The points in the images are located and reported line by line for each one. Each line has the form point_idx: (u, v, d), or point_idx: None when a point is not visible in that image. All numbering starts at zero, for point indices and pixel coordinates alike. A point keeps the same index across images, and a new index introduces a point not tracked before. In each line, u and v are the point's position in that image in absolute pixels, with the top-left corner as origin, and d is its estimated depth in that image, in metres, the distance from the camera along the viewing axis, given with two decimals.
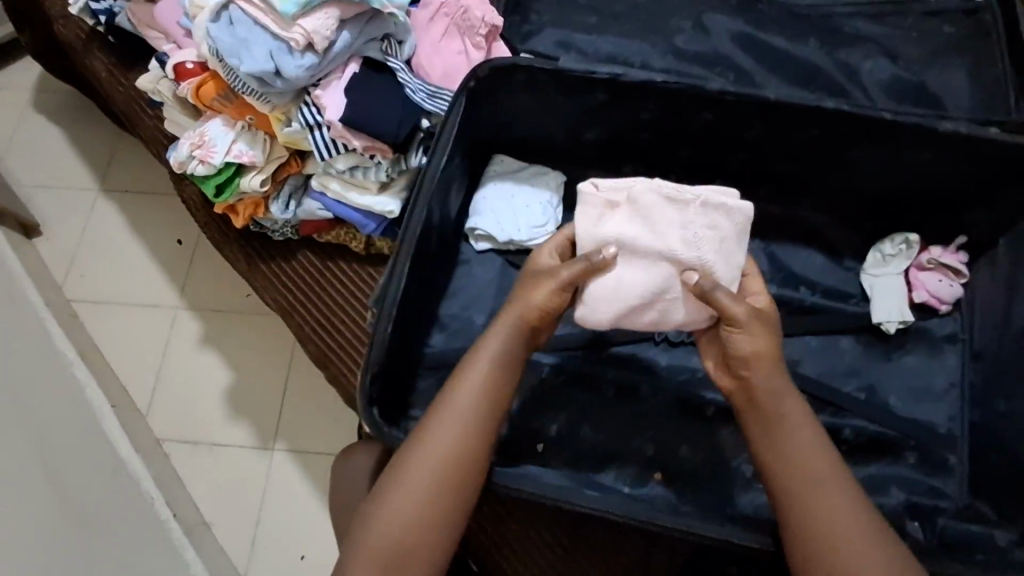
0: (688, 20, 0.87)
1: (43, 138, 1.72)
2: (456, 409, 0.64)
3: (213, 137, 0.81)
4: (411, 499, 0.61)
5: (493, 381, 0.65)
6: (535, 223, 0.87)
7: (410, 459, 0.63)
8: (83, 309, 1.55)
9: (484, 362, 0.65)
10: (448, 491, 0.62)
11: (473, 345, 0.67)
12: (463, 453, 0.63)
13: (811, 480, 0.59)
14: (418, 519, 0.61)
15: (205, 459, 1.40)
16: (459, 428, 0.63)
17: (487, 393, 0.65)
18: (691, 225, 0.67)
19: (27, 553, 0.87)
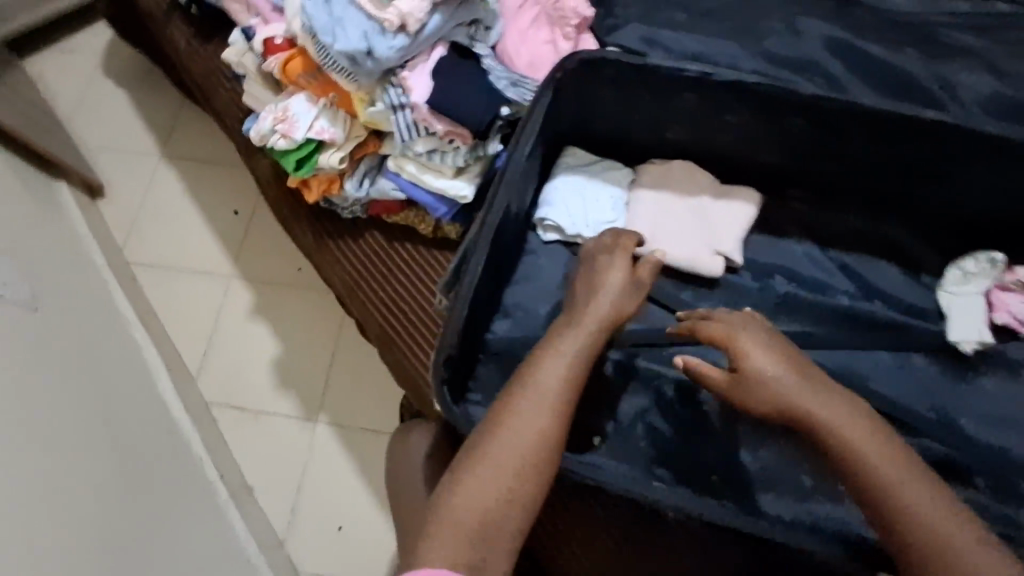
0: (781, 22, 0.86)
1: (110, 102, 1.76)
2: (548, 378, 0.68)
3: (295, 113, 0.82)
4: (505, 466, 0.63)
5: (577, 357, 0.70)
6: (604, 218, 0.87)
7: (501, 425, 0.65)
8: (141, 272, 1.59)
9: (574, 338, 0.71)
10: (536, 461, 0.64)
11: (562, 326, 0.73)
12: (554, 419, 0.66)
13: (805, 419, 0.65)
14: (510, 485, 0.63)
15: (251, 427, 1.43)
16: (551, 393, 0.67)
17: (575, 371, 0.69)
18: (713, 205, 0.87)
19: (76, 513, 0.91)
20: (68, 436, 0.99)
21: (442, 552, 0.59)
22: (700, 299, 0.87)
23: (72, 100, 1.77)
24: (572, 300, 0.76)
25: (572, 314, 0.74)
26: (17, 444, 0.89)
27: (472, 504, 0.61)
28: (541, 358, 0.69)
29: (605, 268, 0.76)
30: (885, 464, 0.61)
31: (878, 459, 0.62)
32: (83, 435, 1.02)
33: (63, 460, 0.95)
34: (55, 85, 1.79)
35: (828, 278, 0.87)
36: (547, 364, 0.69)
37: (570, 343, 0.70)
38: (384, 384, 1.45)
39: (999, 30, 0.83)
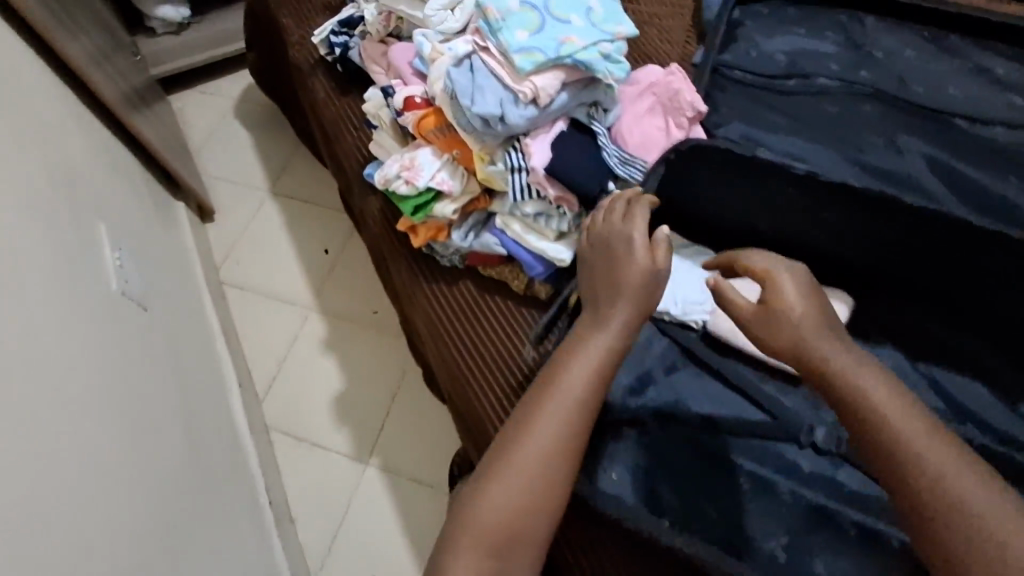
0: (881, 138, 0.90)
1: (235, 139, 1.96)
2: (568, 386, 0.71)
3: (421, 163, 0.90)
4: (529, 464, 0.68)
5: (599, 356, 0.73)
6: (693, 300, 0.89)
7: (522, 434, 0.70)
8: (232, 292, 1.69)
9: (593, 342, 0.74)
10: (559, 459, 0.69)
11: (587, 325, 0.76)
12: (570, 425, 0.70)
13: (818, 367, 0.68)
14: (533, 480, 0.68)
15: (303, 457, 1.46)
16: (569, 402, 0.71)
17: (597, 370, 0.73)
18: None
19: (140, 506, 0.94)
20: (148, 431, 1.04)
21: (473, 543, 0.65)
22: (783, 394, 0.87)
23: (203, 134, 1.98)
24: (596, 296, 0.77)
25: (590, 321, 0.76)
26: (105, 431, 0.94)
27: (497, 498, 0.67)
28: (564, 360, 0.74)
29: (625, 260, 0.76)
30: (904, 421, 0.63)
31: (891, 410, 0.63)
32: (161, 431, 1.08)
33: (142, 449, 1.01)
34: (193, 119, 2.01)
35: (916, 392, 0.85)
36: (569, 366, 0.73)
37: (590, 349, 0.73)
38: (435, 438, 1.46)
39: None
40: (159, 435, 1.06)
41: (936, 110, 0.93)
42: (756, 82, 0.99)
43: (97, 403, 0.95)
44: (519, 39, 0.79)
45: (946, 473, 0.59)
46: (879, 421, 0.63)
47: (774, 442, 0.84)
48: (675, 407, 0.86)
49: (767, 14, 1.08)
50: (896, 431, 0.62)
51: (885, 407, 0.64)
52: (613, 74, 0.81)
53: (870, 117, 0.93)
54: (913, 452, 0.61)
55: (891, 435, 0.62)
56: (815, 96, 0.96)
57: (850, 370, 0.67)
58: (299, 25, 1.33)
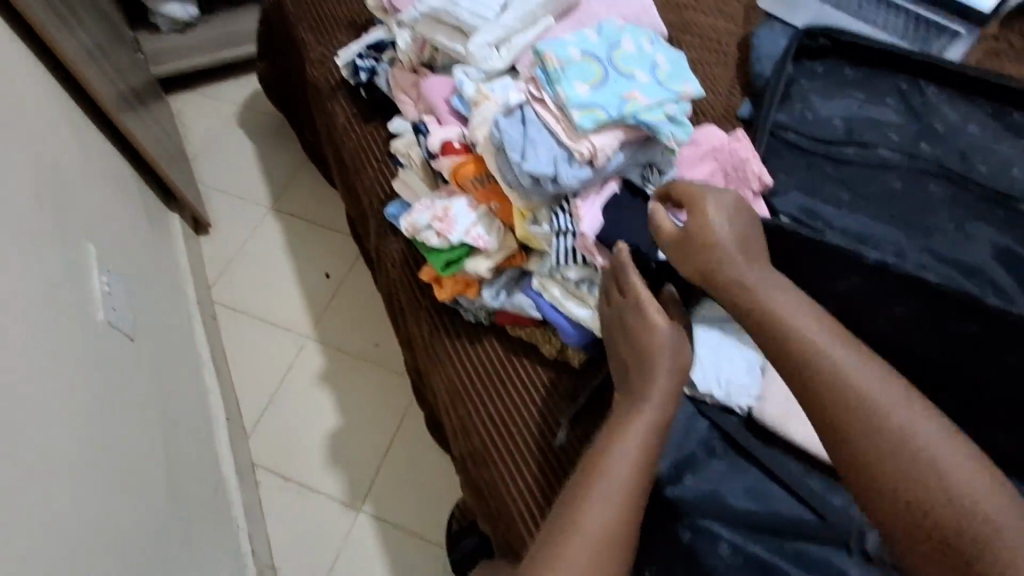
0: (951, 222, 0.86)
1: (236, 148, 1.86)
2: (614, 464, 0.63)
3: (456, 214, 0.82)
4: (580, 561, 0.58)
5: (648, 434, 0.64)
6: (737, 381, 0.83)
7: (571, 515, 0.60)
8: (223, 312, 1.60)
9: (638, 418, 0.65)
10: (613, 553, 0.59)
11: (630, 398, 0.67)
12: (622, 507, 0.61)
13: (823, 368, 0.60)
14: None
15: (290, 500, 1.36)
16: (618, 482, 0.62)
17: (648, 452, 0.64)
18: None
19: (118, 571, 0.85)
20: (131, 480, 0.95)
21: None
22: (830, 491, 0.78)
23: (203, 141, 1.88)
24: (625, 364, 0.71)
25: (627, 399, 0.68)
26: (86, 486, 0.85)
27: None
28: (612, 439, 0.64)
29: (644, 330, 0.68)
30: (852, 364, 0.59)
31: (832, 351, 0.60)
32: (145, 481, 0.98)
33: (125, 506, 0.91)
34: (192, 124, 1.91)
35: None
36: (617, 447, 0.64)
37: (638, 426, 0.64)
38: (432, 488, 1.36)
39: None
40: (142, 488, 0.97)
41: (1003, 195, 0.88)
42: (817, 147, 0.95)
43: (81, 455, 0.86)
44: (580, 92, 0.74)
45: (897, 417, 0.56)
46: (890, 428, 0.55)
47: (824, 546, 0.75)
48: (712, 501, 0.78)
49: (822, 75, 1.03)
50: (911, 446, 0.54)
51: (896, 413, 0.56)
52: (675, 137, 0.74)
53: (937, 197, 0.89)
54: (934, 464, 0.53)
55: (850, 390, 0.58)
56: (874, 170, 0.92)
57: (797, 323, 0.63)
58: (320, 42, 1.25)
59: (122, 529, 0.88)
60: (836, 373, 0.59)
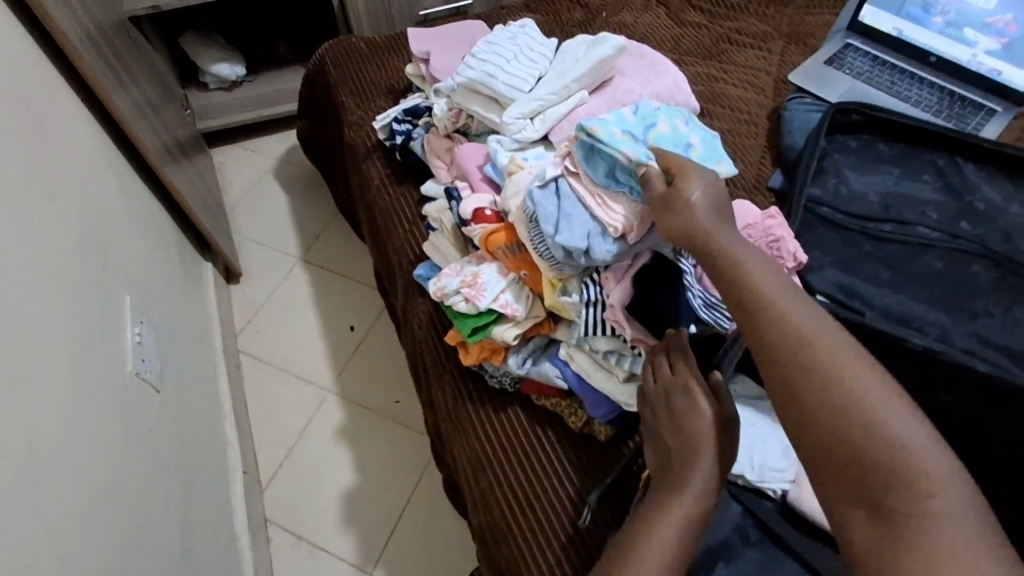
0: (995, 304, 0.84)
1: (271, 200, 1.92)
2: (649, 561, 0.59)
3: (485, 281, 0.82)
4: None
5: (692, 516, 0.61)
6: (772, 464, 0.80)
7: None
8: (247, 362, 1.61)
9: (682, 500, 0.62)
10: None
11: (675, 475, 0.65)
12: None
13: (788, 332, 0.55)
14: None
15: (301, 560, 1.32)
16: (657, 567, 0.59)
17: (691, 533, 0.61)
18: None
19: None
20: (147, 536, 0.93)
21: None
22: None
23: (240, 193, 1.94)
24: (668, 448, 0.68)
25: (668, 481, 0.65)
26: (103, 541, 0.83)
27: None
28: (655, 518, 0.61)
29: (690, 413, 0.67)
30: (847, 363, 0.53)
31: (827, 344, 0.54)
32: (160, 536, 0.97)
33: (141, 564, 0.89)
34: (231, 176, 1.98)
35: None
36: (660, 528, 0.61)
37: (682, 504, 0.62)
38: (446, 554, 1.32)
39: None
40: (156, 545, 0.94)
41: None
42: (854, 223, 0.93)
43: (99, 509, 0.84)
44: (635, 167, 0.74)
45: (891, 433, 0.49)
46: (850, 409, 0.51)
47: None
48: None
49: (856, 150, 1.02)
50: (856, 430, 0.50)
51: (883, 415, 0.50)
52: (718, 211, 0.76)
53: (980, 279, 0.86)
54: (898, 458, 0.48)
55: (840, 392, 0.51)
56: (913, 249, 0.90)
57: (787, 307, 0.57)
58: (359, 106, 1.30)
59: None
60: (797, 335, 0.55)
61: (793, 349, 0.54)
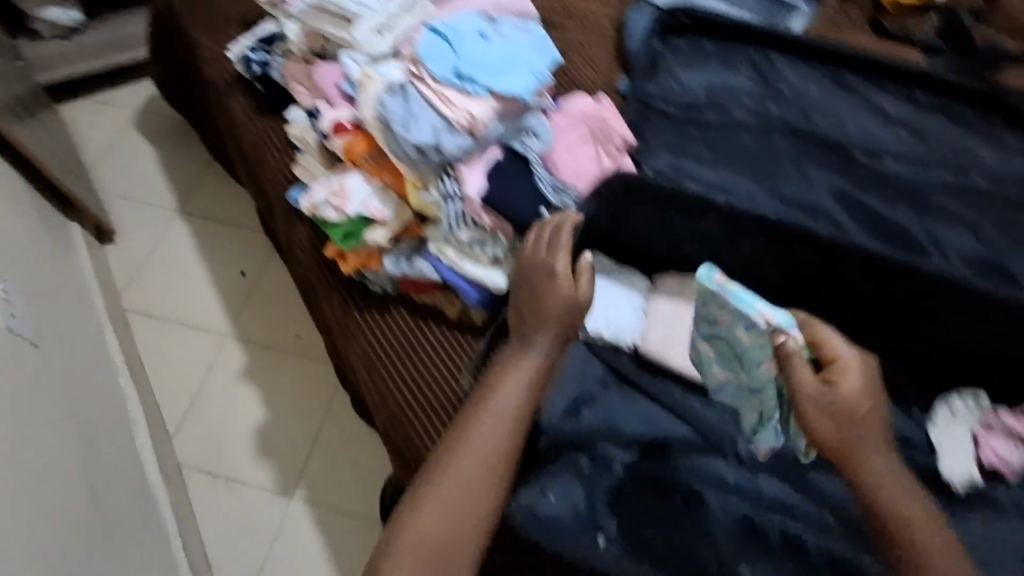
0: (793, 169, 1.00)
1: (137, 154, 1.82)
2: (491, 418, 0.73)
3: (352, 190, 0.89)
4: (465, 477, 0.69)
5: (530, 372, 0.76)
6: (623, 322, 0.94)
7: (461, 443, 0.71)
8: (135, 319, 1.57)
9: (521, 362, 0.76)
10: (495, 470, 0.71)
11: (518, 345, 0.78)
12: (493, 454, 0.71)
13: (872, 480, 0.72)
14: (469, 489, 0.69)
15: (221, 496, 1.37)
16: (501, 416, 0.73)
17: (530, 388, 0.75)
18: None
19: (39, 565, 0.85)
20: (46, 479, 0.95)
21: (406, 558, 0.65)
22: (706, 411, 0.90)
23: (100, 149, 1.83)
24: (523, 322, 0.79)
25: (517, 349, 0.78)
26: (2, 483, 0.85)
27: (436, 511, 0.68)
28: (501, 378, 0.75)
29: (542, 290, 0.78)
30: (878, 464, 0.73)
31: (878, 469, 0.72)
32: (61, 481, 0.98)
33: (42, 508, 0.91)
34: (86, 132, 1.85)
35: None
36: (505, 385, 0.75)
37: (521, 366, 0.76)
38: (363, 469, 1.40)
39: (978, 199, 0.97)
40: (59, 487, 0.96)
41: (836, 144, 1.02)
42: (683, 113, 1.06)
43: None
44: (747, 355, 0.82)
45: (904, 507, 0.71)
46: (884, 502, 0.71)
47: (707, 457, 0.87)
48: (608, 430, 0.87)
49: (685, 48, 1.14)
50: (925, 553, 0.69)
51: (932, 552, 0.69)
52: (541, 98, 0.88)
53: (783, 150, 1.02)
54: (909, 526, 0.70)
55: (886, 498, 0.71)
56: (730, 130, 1.04)
57: (821, 424, 0.73)
58: (213, 39, 1.27)
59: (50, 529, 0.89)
60: (860, 466, 0.72)
61: (865, 480, 0.72)
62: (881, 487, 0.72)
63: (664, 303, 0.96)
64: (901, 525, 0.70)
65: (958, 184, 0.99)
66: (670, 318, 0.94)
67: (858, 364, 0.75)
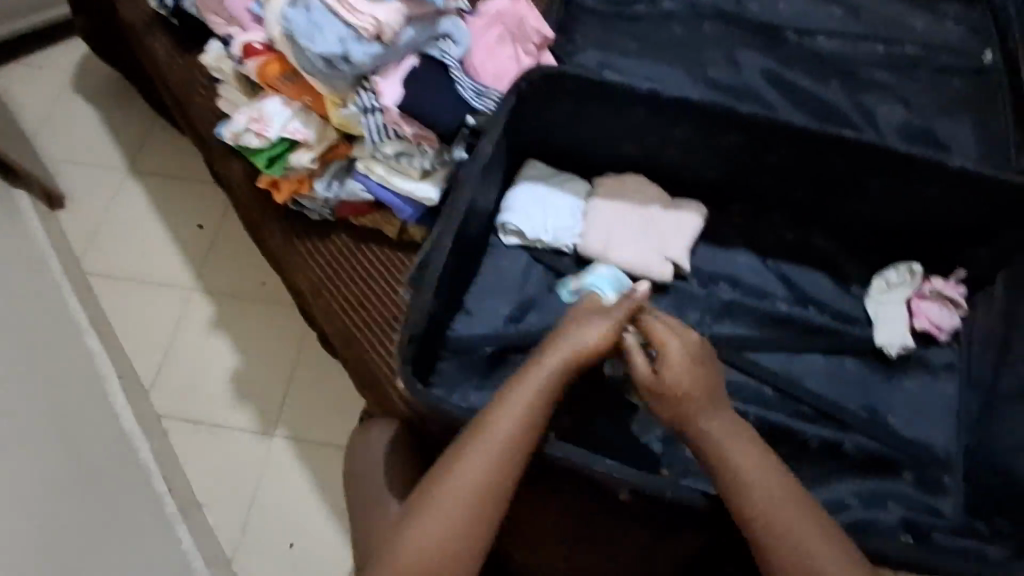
0: (724, 55, 0.98)
1: (76, 115, 1.76)
2: (495, 435, 0.66)
3: (270, 114, 0.87)
4: (455, 509, 0.63)
5: (540, 394, 0.68)
6: (562, 225, 0.94)
7: (452, 476, 0.64)
8: (98, 282, 1.57)
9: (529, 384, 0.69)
10: (488, 499, 0.64)
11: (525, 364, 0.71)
12: (500, 474, 0.65)
13: (733, 475, 0.65)
14: (461, 522, 0.63)
15: (204, 442, 1.41)
16: (501, 441, 0.66)
17: (536, 411, 0.68)
18: (657, 217, 0.94)
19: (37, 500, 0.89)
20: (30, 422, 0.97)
21: None
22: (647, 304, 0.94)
23: (38, 114, 1.77)
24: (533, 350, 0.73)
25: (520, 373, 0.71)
26: None
27: (423, 546, 0.62)
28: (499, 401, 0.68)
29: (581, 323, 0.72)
30: (751, 471, 0.65)
31: (734, 463, 0.65)
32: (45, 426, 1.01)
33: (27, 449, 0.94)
34: (21, 97, 1.79)
35: (766, 286, 0.95)
36: (503, 408, 0.68)
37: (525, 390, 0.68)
38: (341, 402, 1.44)
39: (910, 69, 0.97)
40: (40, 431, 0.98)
41: (768, 26, 1.00)
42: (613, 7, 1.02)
43: None
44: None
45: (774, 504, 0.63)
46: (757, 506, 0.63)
47: None
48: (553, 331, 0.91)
49: None
50: (783, 546, 0.61)
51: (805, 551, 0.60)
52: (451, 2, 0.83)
53: (714, 36, 1.00)
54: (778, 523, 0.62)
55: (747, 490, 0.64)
56: (661, 21, 1.01)
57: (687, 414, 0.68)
58: None
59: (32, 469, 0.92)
60: (720, 464, 0.66)
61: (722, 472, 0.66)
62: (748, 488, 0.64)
63: (602, 206, 0.95)
64: (768, 525, 0.62)
65: (890, 55, 0.98)
66: (610, 218, 0.94)
67: (678, 355, 0.69)
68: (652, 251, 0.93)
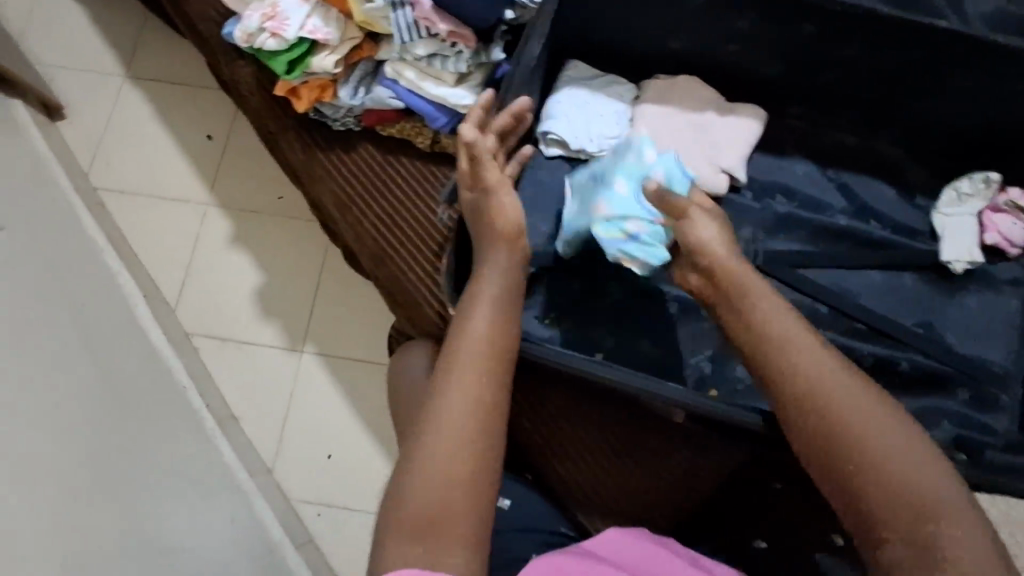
0: None
1: (63, 14, 1.62)
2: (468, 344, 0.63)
3: (286, 10, 0.79)
4: (451, 425, 0.58)
5: (500, 293, 0.67)
6: (607, 133, 0.86)
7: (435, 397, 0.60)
8: (109, 198, 1.52)
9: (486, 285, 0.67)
10: (482, 409, 0.60)
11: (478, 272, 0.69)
12: (481, 390, 0.60)
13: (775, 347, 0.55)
14: (459, 437, 0.58)
15: (235, 357, 1.41)
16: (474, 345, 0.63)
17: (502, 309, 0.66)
18: (711, 124, 0.87)
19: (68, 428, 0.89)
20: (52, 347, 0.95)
21: (403, 541, 0.54)
22: None
23: (22, 13, 1.63)
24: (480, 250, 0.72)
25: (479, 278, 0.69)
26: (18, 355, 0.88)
27: (434, 475, 0.56)
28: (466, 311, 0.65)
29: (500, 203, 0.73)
30: (802, 340, 0.55)
31: (784, 329, 0.56)
32: (63, 351, 0.98)
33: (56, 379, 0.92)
34: None
35: (825, 197, 0.89)
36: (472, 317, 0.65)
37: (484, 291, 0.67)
38: (363, 317, 1.42)
39: None
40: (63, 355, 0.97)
41: None
42: None
43: None
44: (659, 233, 0.74)
45: (824, 376, 0.52)
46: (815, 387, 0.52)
47: None
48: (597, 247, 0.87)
49: None
50: (842, 419, 0.50)
51: (866, 425, 0.49)
52: None
53: None
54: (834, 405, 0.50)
55: (793, 364, 0.54)
56: None
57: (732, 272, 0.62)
58: None
59: (59, 392, 0.91)
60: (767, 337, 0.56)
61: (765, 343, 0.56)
62: (801, 365, 0.53)
63: (652, 111, 0.87)
64: (820, 406, 0.51)
65: None
66: (659, 125, 0.86)
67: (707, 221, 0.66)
68: (705, 162, 0.86)
